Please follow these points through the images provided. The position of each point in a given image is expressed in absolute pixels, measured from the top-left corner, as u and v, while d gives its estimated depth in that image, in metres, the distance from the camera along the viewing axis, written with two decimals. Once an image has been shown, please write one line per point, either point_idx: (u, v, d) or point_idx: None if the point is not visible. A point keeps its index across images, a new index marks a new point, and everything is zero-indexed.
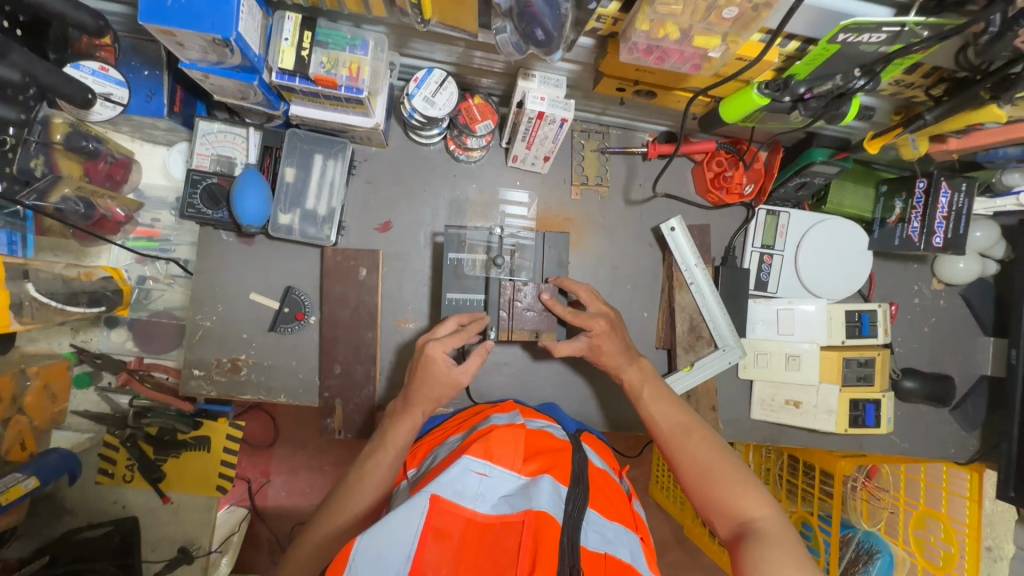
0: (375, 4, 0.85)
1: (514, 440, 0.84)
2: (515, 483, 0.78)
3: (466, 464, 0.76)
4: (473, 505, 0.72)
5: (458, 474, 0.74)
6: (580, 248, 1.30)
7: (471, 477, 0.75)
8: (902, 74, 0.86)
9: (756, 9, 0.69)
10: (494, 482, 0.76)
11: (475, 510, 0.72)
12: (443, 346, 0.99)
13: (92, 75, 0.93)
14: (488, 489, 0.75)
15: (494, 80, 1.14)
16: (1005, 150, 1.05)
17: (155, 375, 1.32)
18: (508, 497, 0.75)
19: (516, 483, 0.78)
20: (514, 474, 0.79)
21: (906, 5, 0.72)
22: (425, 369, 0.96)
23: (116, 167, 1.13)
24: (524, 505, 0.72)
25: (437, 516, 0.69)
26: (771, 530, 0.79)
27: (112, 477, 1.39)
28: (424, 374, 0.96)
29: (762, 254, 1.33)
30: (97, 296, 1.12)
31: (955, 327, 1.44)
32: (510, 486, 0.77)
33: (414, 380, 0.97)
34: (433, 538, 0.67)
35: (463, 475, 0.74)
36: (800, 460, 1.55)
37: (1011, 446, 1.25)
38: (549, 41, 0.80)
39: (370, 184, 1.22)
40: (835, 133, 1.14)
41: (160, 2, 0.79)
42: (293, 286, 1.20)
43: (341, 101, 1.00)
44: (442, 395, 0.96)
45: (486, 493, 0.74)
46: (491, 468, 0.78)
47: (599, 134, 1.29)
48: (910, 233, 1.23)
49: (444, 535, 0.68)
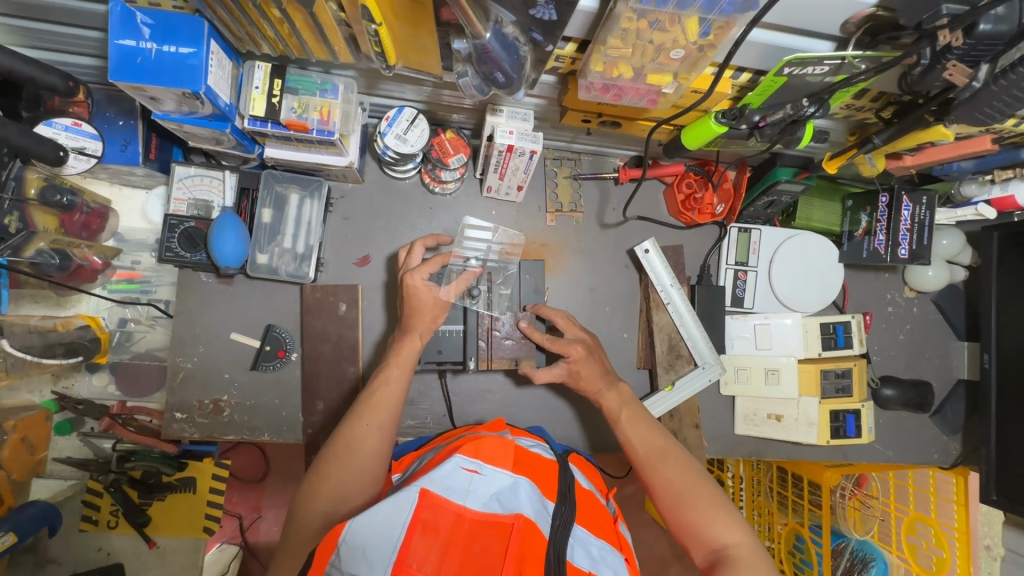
0: (341, 52, 0.88)
1: (502, 447, 0.85)
2: (506, 482, 0.78)
3: (457, 462, 0.79)
4: (463, 501, 0.73)
5: (449, 471, 0.76)
6: (557, 273, 1.32)
7: (461, 473, 0.77)
8: (851, 99, 0.89)
9: (701, 49, 0.72)
10: (486, 479, 0.77)
11: (464, 506, 0.72)
12: (422, 275, 1.05)
13: (65, 131, 0.97)
14: (478, 486, 0.76)
15: (465, 115, 1.17)
16: (959, 164, 1.09)
17: (138, 418, 1.29)
18: (498, 495, 0.75)
19: (507, 482, 0.78)
20: (505, 473, 0.79)
21: (845, 39, 0.76)
22: (411, 298, 1.04)
23: (92, 217, 1.16)
24: (514, 507, 0.73)
25: (426, 510, 0.70)
26: (744, 558, 0.82)
27: (96, 525, 1.37)
28: (413, 302, 1.04)
29: (737, 271, 1.36)
30: (74, 346, 1.13)
31: (929, 333, 1.47)
32: (501, 484, 0.78)
33: (405, 310, 1.05)
34: (421, 530, 0.68)
35: (453, 473, 0.76)
36: (788, 471, 1.57)
37: (990, 450, 1.26)
38: (510, 82, 0.83)
39: (347, 220, 1.24)
40: (798, 153, 1.18)
41: (130, 58, 0.81)
42: (274, 324, 1.21)
43: (313, 143, 1.02)
44: (434, 316, 1.05)
45: (478, 491, 0.75)
46: (482, 467, 0.79)
47: (571, 161, 1.32)
48: (876, 245, 1.26)
49: (432, 528, 0.68)
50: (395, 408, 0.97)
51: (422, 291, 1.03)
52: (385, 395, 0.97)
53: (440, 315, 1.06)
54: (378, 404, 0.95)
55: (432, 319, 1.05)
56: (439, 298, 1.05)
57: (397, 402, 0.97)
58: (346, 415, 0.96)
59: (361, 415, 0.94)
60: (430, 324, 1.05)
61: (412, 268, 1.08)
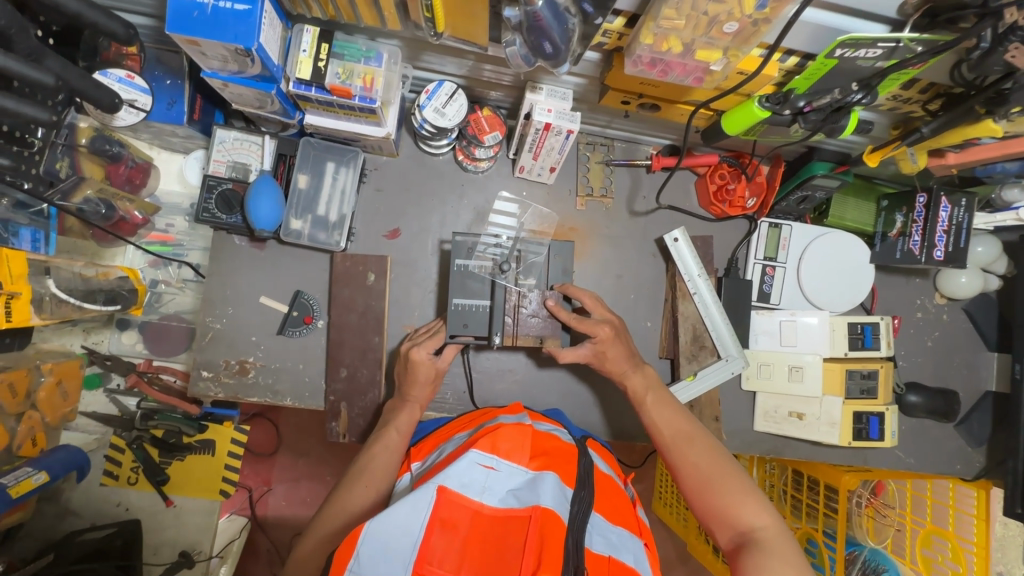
0: (390, 19, 0.89)
1: (520, 438, 0.81)
2: (522, 479, 0.74)
3: (473, 457, 0.73)
4: (480, 498, 0.70)
5: (465, 468, 0.71)
6: (584, 257, 1.32)
7: (478, 470, 0.72)
8: (898, 89, 0.88)
9: (755, 24, 0.72)
10: (502, 476, 0.73)
11: (482, 503, 0.70)
12: (426, 350, 1.11)
13: (119, 82, 1.00)
14: (495, 483, 0.72)
15: (503, 93, 1.17)
16: (1003, 165, 1.05)
17: (163, 378, 1.35)
18: (515, 491, 0.72)
19: (524, 478, 0.74)
20: (522, 470, 0.76)
21: (900, 23, 0.75)
22: (413, 370, 1.09)
23: (136, 172, 1.18)
24: (532, 499, 0.69)
25: (444, 508, 0.67)
26: (772, 540, 0.80)
27: (117, 480, 1.40)
28: (414, 372, 1.09)
29: (765, 266, 1.35)
30: (114, 294, 1.16)
31: (959, 341, 1.44)
32: (517, 481, 0.74)
33: (405, 381, 1.10)
34: (440, 528, 0.65)
35: (470, 469, 0.71)
36: (804, 475, 1.51)
37: (1018, 462, 1.21)
38: (557, 53, 0.84)
39: (380, 191, 1.26)
40: (836, 148, 1.17)
41: (186, 12, 0.83)
42: (302, 290, 1.23)
43: (354, 110, 1.03)
44: (428, 388, 1.10)
45: (495, 487, 0.72)
46: (498, 463, 0.75)
47: (604, 146, 1.32)
48: (910, 246, 1.24)
49: (451, 526, 0.66)
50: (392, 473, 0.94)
51: (423, 366, 1.09)
52: (384, 459, 0.95)
53: (434, 389, 1.12)
54: (377, 467, 0.93)
55: (427, 392, 1.10)
56: (437, 369, 1.11)
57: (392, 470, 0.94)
58: (340, 481, 0.93)
59: (356, 478, 0.91)
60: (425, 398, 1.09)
61: (415, 343, 1.14)
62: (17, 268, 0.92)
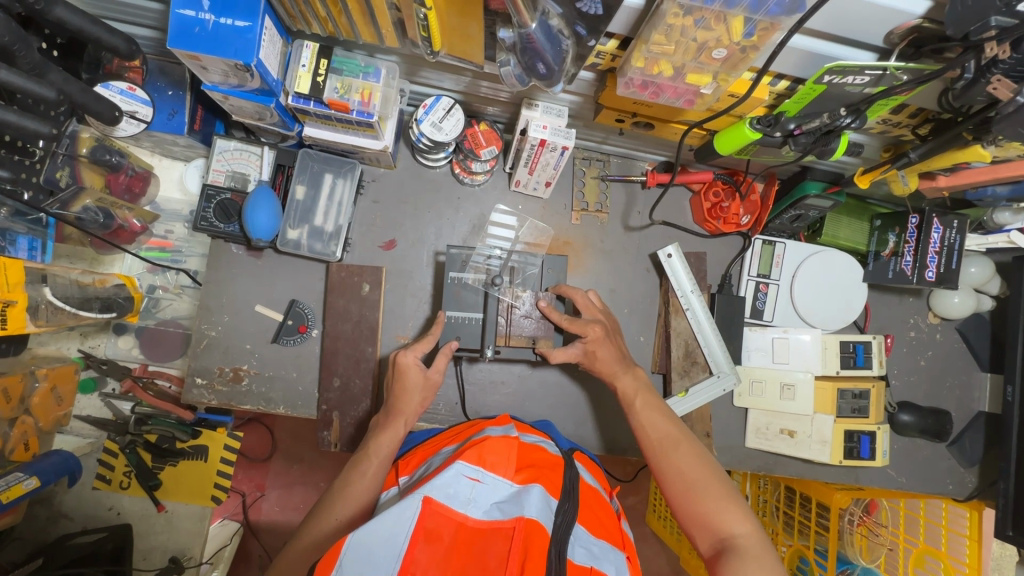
0: (388, 37, 0.91)
1: (506, 450, 0.82)
2: (507, 491, 0.75)
3: (460, 469, 0.75)
4: (465, 510, 0.70)
5: (451, 479, 0.72)
6: (579, 270, 1.33)
7: (464, 481, 0.73)
8: (888, 114, 0.89)
9: (743, 51, 0.74)
10: (488, 488, 0.74)
11: (467, 515, 0.70)
12: (415, 354, 1.08)
13: (120, 94, 1.02)
14: (480, 495, 0.73)
15: (499, 108, 1.19)
16: (994, 189, 1.05)
17: (158, 382, 1.35)
18: (500, 504, 0.73)
19: (509, 491, 0.75)
20: (507, 482, 0.77)
21: (886, 52, 0.77)
22: (401, 378, 1.06)
23: (135, 180, 1.20)
24: (516, 511, 0.70)
25: (429, 518, 0.67)
26: (751, 548, 0.82)
27: (109, 484, 1.41)
28: (402, 382, 1.05)
29: (758, 283, 1.36)
30: (109, 302, 1.18)
31: (952, 361, 1.44)
32: (502, 493, 0.75)
33: (394, 394, 1.06)
34: (424, 539, 0.65)
35: (455, 480, 0.72)
36: (797, 492, 1.48)
37: (1009, 484, 1.20)
38: (551, 74, 0.85)
39: (377, 203, 1.27)
40: (829, 168, 1.17)
41: (188, 28, 0.84)
42: (297, 299, 1.24)
43: (351, 124, 1.04)
44: (420, 399, 1.05)
45: (480, 500, 0.72)
46: (484, 475, 0.76)
47: (599, 162, 1.34)
48: (903, 266, 1.23)
49: (435, 537, 0.66)
50: (370, 500, 0.89)
51: (412, 371, 1.06)
52: (362, 485, 0.90)
53: (428, 399, 1.07)
54: (353, 493, 0.89)
55: (418, 403, 1.04)
56: (428, 379, 1.07)
57: (370, 496, 0.89)
58: (318, 505, 0.90)
59: (332, 505, 0.88)
60: (416, 410, 1.03)
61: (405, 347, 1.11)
62: (13, 276, 0.93)
